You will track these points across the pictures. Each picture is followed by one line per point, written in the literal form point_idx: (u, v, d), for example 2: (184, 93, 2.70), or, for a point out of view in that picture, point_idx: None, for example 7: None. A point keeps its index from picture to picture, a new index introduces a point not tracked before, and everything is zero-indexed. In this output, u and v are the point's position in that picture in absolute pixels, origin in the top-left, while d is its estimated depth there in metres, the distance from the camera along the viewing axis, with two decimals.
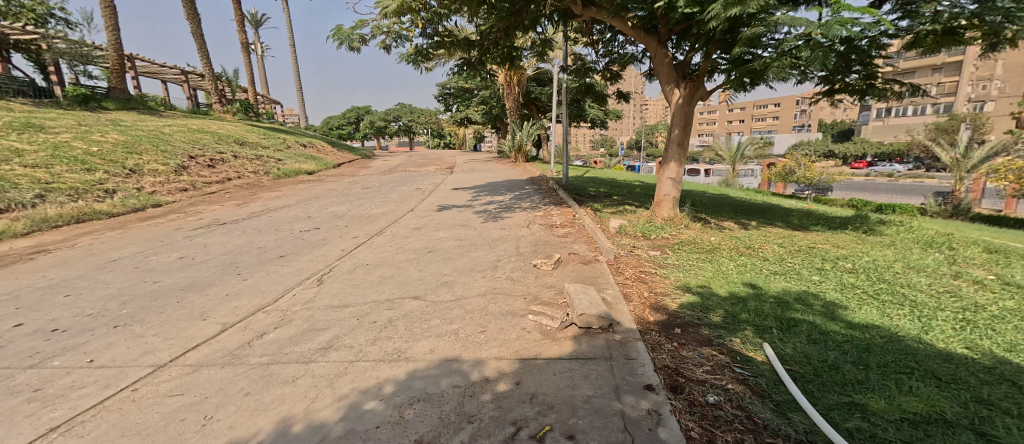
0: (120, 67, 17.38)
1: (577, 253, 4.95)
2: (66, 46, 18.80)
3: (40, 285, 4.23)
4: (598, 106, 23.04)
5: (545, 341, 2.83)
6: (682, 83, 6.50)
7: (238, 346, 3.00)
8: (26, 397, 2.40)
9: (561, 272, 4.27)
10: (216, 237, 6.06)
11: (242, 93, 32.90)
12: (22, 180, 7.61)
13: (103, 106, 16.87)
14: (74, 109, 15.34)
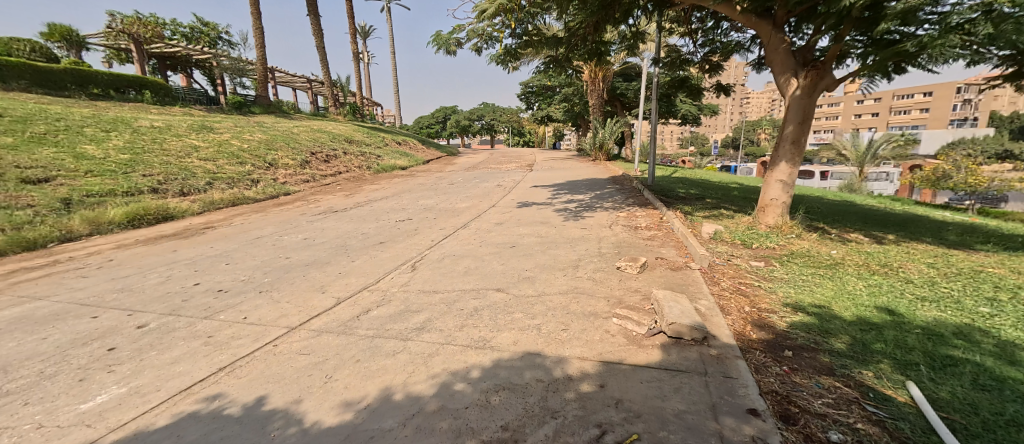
0: (265, 79, 20.56)
1: (665, 258, 4.69)
2: (229, 62, 22.83)
3: (209, 253, 5.27)
4: (690, 101, 21.45)
5: (630, 347, 2.74)
6: (802, 72, 5.68)
7: (348, 318, 3.41)
8: (200, 342, 3.03)
9: (648, 277, 4.08)
10: (330, 223, 6.90)
11: (352, 97, 37.04)
12: (199, 172, 9.54)
13: (251, 111, 20.27)
14: (232, 114, 18.68)
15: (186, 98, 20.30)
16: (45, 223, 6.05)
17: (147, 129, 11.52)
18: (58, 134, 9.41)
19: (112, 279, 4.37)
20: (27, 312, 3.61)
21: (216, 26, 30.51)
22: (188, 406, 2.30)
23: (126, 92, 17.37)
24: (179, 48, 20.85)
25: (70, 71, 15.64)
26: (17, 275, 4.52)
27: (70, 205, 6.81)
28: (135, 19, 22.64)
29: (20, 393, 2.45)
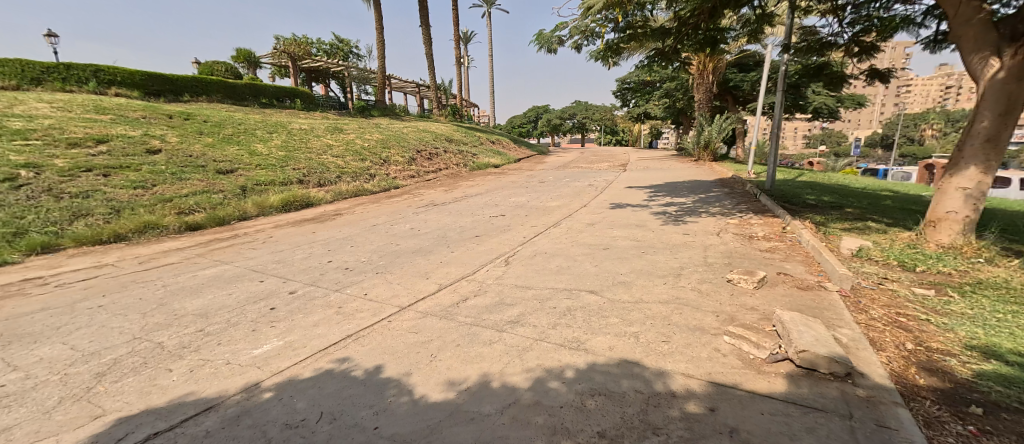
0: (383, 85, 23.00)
1: (790, 275, 4.11)
2: (356, 72, 26.02)
3: (338, 235, 6.14)
4: (826, 91, 18.42)
5: (747, 371, 2.44)
6: (1010, 49, 4.47)
7: (449, 304, 3.72)
8: (332, 311, 3.59)
9: (767, 295, 3.62)
10: (433, 215, 7.48)
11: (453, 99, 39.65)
12: (332, 167, 11.19)
13: (371, 114, 22.96)
14: (356, 117, 21.42)
15: (325, 104, 23.82)
16: (230, 205, 7.64)
17: (297, 131, 13.76)
18: (239, 135, 11.80)
19: (273, 252, 5.32)
20: (219, 272, 4.58)
21: (347, 41, 35.21)
22: (325, 364, 2.82)
23: (283, 101, 21.05)
24: (321, 63, 24.50)
25: (248, 85, 19.43)
26: (213, 243, 5.76)
27: (244, 191, 8.50)
28: (290, 39, 27.26)
29: (215, 334, 3.20)
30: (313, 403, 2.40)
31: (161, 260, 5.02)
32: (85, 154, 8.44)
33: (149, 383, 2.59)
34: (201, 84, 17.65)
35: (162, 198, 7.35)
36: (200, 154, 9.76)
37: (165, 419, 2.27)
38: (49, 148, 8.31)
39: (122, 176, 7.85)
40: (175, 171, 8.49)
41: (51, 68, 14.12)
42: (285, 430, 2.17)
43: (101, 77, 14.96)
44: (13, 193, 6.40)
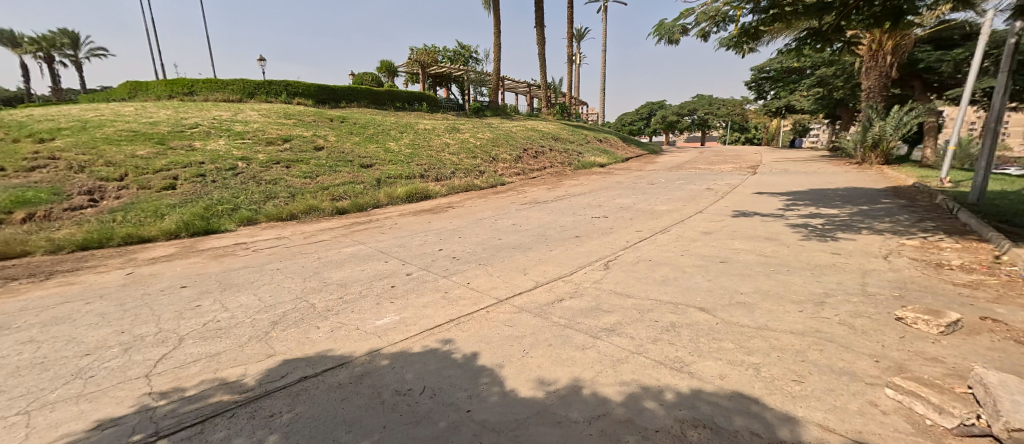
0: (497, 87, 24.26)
1: (1001, 321, 3.08)
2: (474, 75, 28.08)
3: (449, 226, 6.64)
4: None
5: (914, 439, 1.92)
6: None
7: (546, 302, 3.75)
8: (440, 295, 3.92)
9: (959, 344, 2.78)
10: (535, 212, 7.61)
11: (563, 98, 39.79)
12: (448, 165, 12.25)
13: (485, 114, 24.57)
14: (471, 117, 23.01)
15: (447, 106, 25.98)
16: (368, 195, 8.84)
17: (422, 130, 15.49)
18: (377, 135, 13.68)
19: (397, 237, 6.02)
20: (355, 251, 5.36)
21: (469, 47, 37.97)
22: (431, 342, 3.11)
23: (413, 104, 23.60)
24: (446, 68, 27.07)
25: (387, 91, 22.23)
26: (354, 226, 6.75)
27: (378, 183, 9.81)
28: (422, 49, 30.61)
29: (349, 302, 3.77)
30: (419, 376, 2.67)
31: (317, 237, 6.06)
32: (274, 151, 10.72)
33: (302, 336, 3.19)
34: (352, 92, 20.85)
35: (321, 186, 8.92)
36: (350, 151, 11.59)
37: (311, 367, 2.77)
38: (252, 145, 10.80)
39: (297, 167, 9.77)
40: (331, 165, 10.25)
41: (258, 84, 18.76)
42: (395, 396, 2.45)
43: (290, 89, 19.16)
44: (227, 180, 8.48)
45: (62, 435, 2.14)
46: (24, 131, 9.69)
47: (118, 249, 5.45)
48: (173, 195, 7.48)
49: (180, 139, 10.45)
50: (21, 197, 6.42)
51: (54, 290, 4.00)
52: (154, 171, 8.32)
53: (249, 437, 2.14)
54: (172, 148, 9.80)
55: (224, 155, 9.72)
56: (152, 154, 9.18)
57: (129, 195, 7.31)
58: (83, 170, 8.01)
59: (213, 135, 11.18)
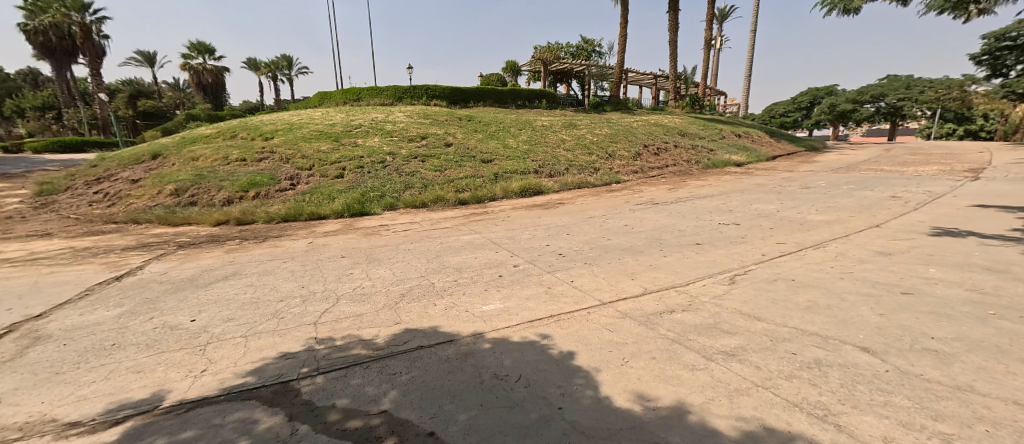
0: (619, 80, 23.41)
1: None
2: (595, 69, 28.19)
3: (557, 223, 6.70)
4: None
5: None
6: None
7: (653, 311, 3.53)
8: (542, 290, 4.05)
9: None
10: (650, 213, 7.12)
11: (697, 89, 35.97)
12: (563, 160, 12.58)
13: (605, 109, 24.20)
14: (591, 113, 22.65)
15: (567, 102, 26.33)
16: (486, 188, 9.43)
17: (539, 127, 16.67)
18: (498, 134, 14.94)
19: (508, 229, 6.36)
20: (470, 239, 5.86)
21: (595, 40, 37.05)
22: (530, 334, 3.24)
23: (533, 102, 24.47)
24: (566, 65, 27.39)
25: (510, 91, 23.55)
26: (472, 217, 7.35)
27: (496, 177, 10.51)
28: (545, 47, 31.47)
29: (462, 286, 4.19)
30: (516, 364, 2.83)
31: (441, 224, 6.80)
32: (413, 147, 12.52)
33: (422, 310, 3.68)
34: (479, 92, 22.81)
35: (447, 179, 10.00)
36: (474, 147, 13.03)
37: (426, 339, 3.19)
38: (398, 142, 12.81)
39: (430, 162, 11.24)
40: (457, 160, 11.55)
41: (404, 90, 22.09)
42: (494, 379, 2.66)
43: (429, 93, 22.14)
44: (378, 171, 10.16)
45: (262, 358, 2.94)
46: (257, 132, 13.21)
47: (304, 223, 7.05)
48: (341, 182, 9.29)
49: (348, 137, 12.89)
50: (252, 180, 8.81)
51: (265, 250, 5.44)
52: (330, 163, 10.47)
53: (377, 388, 2.59)
54: (343, 144, 12.17)
55: (378, 150, 11.67)
56: (329, 149, 11.54)
57: (313, 182, 9.34)
58: (287, 161, 10.55)
59: (370, 134, 13.50)
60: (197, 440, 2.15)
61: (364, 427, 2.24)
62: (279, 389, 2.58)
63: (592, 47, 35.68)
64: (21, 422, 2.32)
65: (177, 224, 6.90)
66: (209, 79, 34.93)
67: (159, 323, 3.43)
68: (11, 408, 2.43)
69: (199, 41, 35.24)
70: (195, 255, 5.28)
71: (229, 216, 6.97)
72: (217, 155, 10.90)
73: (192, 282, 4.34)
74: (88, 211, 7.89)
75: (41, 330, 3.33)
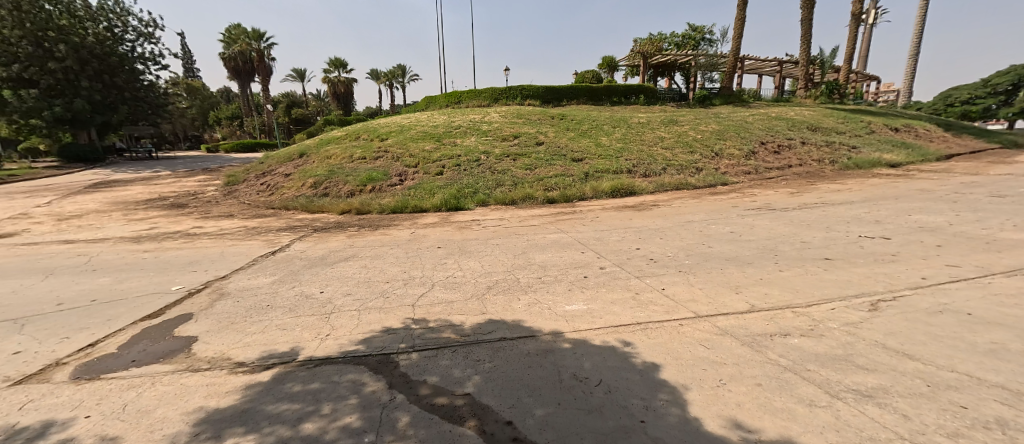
0: (732, 68, 23.63)
1: None
2: (704, 60, 26.28)
3: (650, 226, 6.31)
4: None
5: None
6: None
7: (760, 332, 3.12)
8: (629, 296, 3.88)
9: None
10: (762, 220, 6.25)
11: (836, 74, 30.31)
12: (661, 161, 11.80)
13: (712, 103, 23.76)
14: (698, 110, 20.83)
15: (666, 97, 25.45)
16: (575, 188, 9.28)
17: (636, 124, 16.56)
18: (590, 134, 14.69)
19: (596, 230, 6.21)
20: (557, 238, 5.87)
21: (706, 26, 33.66)
22: (614, 340, 3.14)
23: (630, 98, 24.01)
24: (670, 56, 26.66)
25: (605, 87, 23.54)
26: (560, 215, 7.33)
27: (586, 176, 10.34)
28: (646, 40, 29.93)
29: (546, 283, 4.25)
30: (597, 368, 2.77)
31: (528, 222, 6.93)
32: (506, 146, 13.08)
33: (506, 303, 3.84)
34: (573, 90, 23.32)
35: (537, 177, 10.18)
36: (564, 146, 13.11)
37: (509, 331, 3.32)
38: (492, 141, 13.52)
39: (521, 160, 11.61)
40: (547, 159, 11.67)
41: (501, 91, 23.49)
42: (572, 379, 2.64)
43: (523, 93, 23.20)
44: (473, 169, 10.82)
45: (370, 330, 3.40)
46: (375, 134, 15.08)
47: (408, 215, 7.85)
48: (440, 179, 10.09)
49: (449, 137, 13.91)
50: (369, 176, 10.12)
51: (377, 237, 6.22)
52: (432, 161, 11.46)
53: (462, 371, 2.80)
54: (444, 144, 13.21)
55: (474, 150, 12.41)
56: (432, 149, 12.61)
57: (417, 178, 10.32)
58: (397, 159, 11.84)
59: (467, 134, 14.43)
60: (320, 392, 2.59)
61: (449, 405, 2.44)
62: (382, 360, 2.96)
63: (703, 34, 32.69)
64: (210, 357, 3.07)
65: (313, 212, 8.30)
66: (342, 89, 41.10)
67: (298, 293, 4.20)
68: (204, 345, 3.23)
69: (336, 58, 41.47)
70: (325, 238, 6.30)
71: (351, 206, 8.15)
72: (345, 154, 12.74)
73: (322, 260, 5.20)
74: (256, 199, 9.95)
75: (224, 289, 4.35)
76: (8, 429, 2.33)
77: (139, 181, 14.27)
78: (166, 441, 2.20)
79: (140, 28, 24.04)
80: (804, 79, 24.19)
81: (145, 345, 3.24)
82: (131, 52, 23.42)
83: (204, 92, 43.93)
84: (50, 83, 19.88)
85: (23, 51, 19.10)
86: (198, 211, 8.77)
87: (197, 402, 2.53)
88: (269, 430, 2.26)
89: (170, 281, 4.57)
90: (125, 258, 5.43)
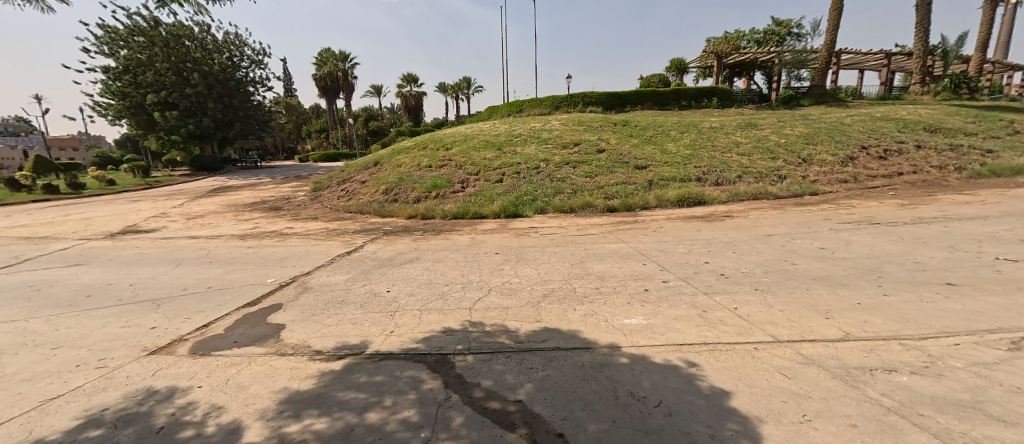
0: (826, 64, 21.01)
1: None
2: (790, 57, 23.75)
3: (722, 239, 5.81)
4: None
5: None
6: None
7: (856, 364, 2.69)
8: (696, 313, 3.61)
9: None
10: (862, 236, 5.43)
11: (965, 65, 25.57)
12: (737, 168, 10.87)
13: (801, 103, 21.34)
14: (782, 112, 18.87)
15: (742, 99, 23.54)
16: (638, 196, 8.90)
17: (707, 129, 15.47)
18: (656, 140, 14.06)
19: (659, 241, 5.87)
20: (616, 248, 5.66)
21: (792, 19, 30.35)
22: (676, 359, 2.93)
23: (701, 101, 22.51)
24: (749, 55, 24.52)
25: (674, 90, 22.37)
26: (621, 225, 7.05)
27: (651, 185, 9.85)
28: (721, 39, 27.89)
29: (604, 295, 4.11)
30: (656, 387, 2.60)
31: (587, 231, 6.77)
32: (566, 154, 12.98)
33: (562, 313, 3.78)
34: (638, 95, 22.47)
35: (597, 185, 9.94)
36: (627, 153, 12.68)
37: (564, 341, 3.26)
38: (552, 149, 13.49)
39: (581, 168, 11.44)
40: (609, 166, 11.38)
41: (562, 99, 23.37)
42: (628, 397, 2.51)
43: (585, 100, 22.85)
44: (532, 177, 10.89)
45: (431, 330, 3.56)
46: (441, 143, 15.84)
47: (469, 221, 8.13)
48: (501, 186, 10.32)
49: (510, 146, 14.17)
50: (434, 183, 10.66)
51: (439, 242, 6.52)
52: (493, 169, 11.74)
53: (515, 378, 2.80)
54: (504, 152, 13.46)
55: (534, 157, 12.52)
56: (493, 157, 12.91)
57: (478, 185, 10.64)
58: (461, 167, 12.34)
59: (528, 142, 14.61)
60: (383, 385, 2.77)
61: (501, 410, 2.46)
62: (440, 359, 3.08)
63: (790, 27, 29.56)
64: (294, 343, 3.45)
65: (384, 216, 8.96)
66: (412, 102, 43.91)
67: (368, 290, 4.56)
68: (290, 333, 3.64)
69: (409, 73, 44.37)
70: (393, 241, 6.75)
71: (417, 211, 8.65)
72: (414, 163, 13.58)
73: (390, 261, 5.58)
74: (337, 203, 10.99)
75: (307, 283, 4.86)
76: (144, 390, 2.83)
77: (246, 187, 16.49)
78: (258, 414, 2.50)
79: (253, 56, 28.11)
80: (920, 72, 20.74)
81: (244, 329, 3.74)
82: (246, 77, 27.41)
83: (300, 109, 49.72)
84: (186, 106, 24.00)
85: (169, 80, 23.32)
86: (291, 213, 9.92)
87: (282, 382, 2.85)
88: (338, 415, 2.47)
89: (266, 274, 5.22)
90: (233, 252, 6.33)
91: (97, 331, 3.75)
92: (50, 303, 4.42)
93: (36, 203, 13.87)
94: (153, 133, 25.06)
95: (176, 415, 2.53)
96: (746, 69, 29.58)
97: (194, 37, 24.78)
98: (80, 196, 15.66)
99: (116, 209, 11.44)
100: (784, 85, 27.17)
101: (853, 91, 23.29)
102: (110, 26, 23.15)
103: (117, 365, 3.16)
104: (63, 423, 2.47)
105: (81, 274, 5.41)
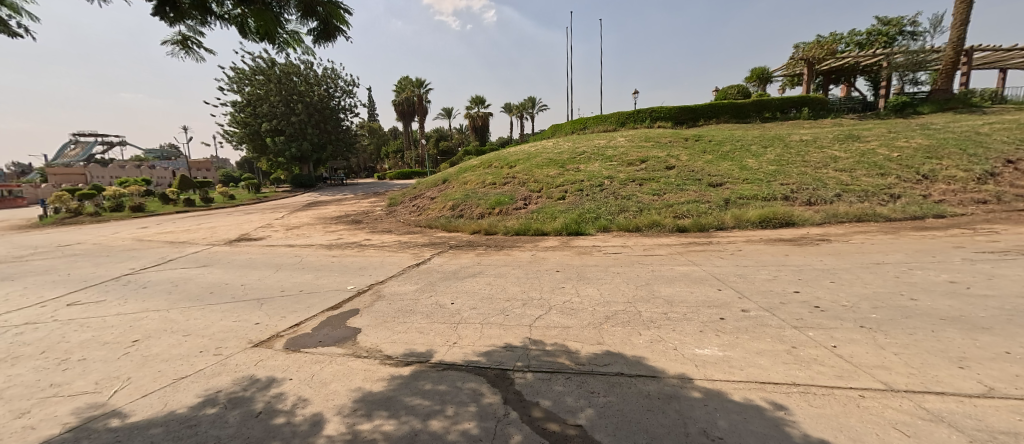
0: (953, 63, 17.70)
1: None
2: (902, 59, 20.15)
3: (816, 265, 5.12)
4: None
5: None
6: None
7: (1005, 428, 2.15)
8: (783, 349, 3.20)
9: None
10: (1011, 269, 4.40)
11: None
12: (834, 184, 9.64)
13: (917, 112, 18.32)
14: (892, 123, 16.33)
15: (840, 108, 20.95)
16: (713, 216, 8.24)
17: (795, 143, 13.87)
18: (735, 154, 13.17)
19: (736, 265, 5.36)
20: (687, 271, 5.26)
21: (904, 17, 26.39)
22: (760, 399, 2.59)
23: (788, 112, 20.40)
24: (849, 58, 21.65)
25: (755, 102, 20.62)
26: (692, 246, 6.58)
27: (727, 203, 9.10)
28: (812, 43, 25.11)
29: (673, 321, 3.83)
30: (733, 428, 2.33)
31: (654, 251, 6.42)
32: (632, 171, 12.51)
33: (625, 337, 3.60)
34: (713, 109, 20.99)
35: (666, 204, 9.43)
36: (700, 169, 11.87)
37: (628, 367, 3.09)
38: (618, 166, 13.09)
39: (648, 185, 10.96)
40: (679, 183, 10.77)
41: (629, 115, 22.71)
42: (701, 437, 2.28)
43: (653, 115, 21.93)
44: (596, 194, 10.71)
45: (492, 344, 3.61)
46: (505, 162, 16.23)
47: (529, 237, 8.18)
48: (562, 204, 10.26)
49: (573, 163, 14.08)
50: (498, 200, 10.92)
51: (501, 257, 6.63)
52: (556, 186, 11.72)
53: (576, 401, 2.71)
54: (568, 170, 13.41)
55: (597, 175, 12.28)
56: (556, 175, 12.90)
57: (540, 202, 10.71)
58: (523, 184, 12.54)
59: (591, 160, 14.32)
60: (446, 394, 2.86)
61: (561, 432, 2.39)
62: (500, 374, 3.09)
63: (903, 27, 25.51)
64: (369, 347, 3.73)
65: (451, 230, 9.41)
66: (480, 122, 45.62)
67: (433, 302, 4.78)
68: (365, 337, 3.94)
69: (477, 96, 46.23)
70: (458, 255, 6.98)
71: (481, 227, 8.93)
72: (479, 180, 14.09)
73: (455, 275, 5.81)
74: (409, 218, 11.79)
75: (380, 292, 5.23)
76: (250, 377, 3.25)
77: (334, 203, 18.41)
78: (336, 410, 2.73)
79: (345, 87, 31.72)
80: None
81: (327, 331, 4.13)
82: (338, 105, 30.92)
83: (381, 133, 54.44)
84: (291, 131, 27.61)
85: (279, 110, 27.21)
86: (369, 227, 10.81)
87: (357, 382, 3.08)
88: (405, 419, 2.60)
89: (347, 281, 5.74)
90: (322, 260, 7.06)
91: (216, 323, 4.42)
92: (184, 297, 5.31)
93: (178, 214, 16.85)
94: (265, 156, 29.21)
95: (271, 403, 2.85)
96: (845, 74, 26.16)
97: (301, 73, 28.67)
98: (210, 209, 18.66)
99: (233, 220, 13.45)
100: (896, 91, 23.42)
101: (991, 95, 19.41)
102: (240, 68, 27.74)
103: (229, 354, 3.67)
104: (189, 400, 2.92)
105: (207, 274, 6.43)
